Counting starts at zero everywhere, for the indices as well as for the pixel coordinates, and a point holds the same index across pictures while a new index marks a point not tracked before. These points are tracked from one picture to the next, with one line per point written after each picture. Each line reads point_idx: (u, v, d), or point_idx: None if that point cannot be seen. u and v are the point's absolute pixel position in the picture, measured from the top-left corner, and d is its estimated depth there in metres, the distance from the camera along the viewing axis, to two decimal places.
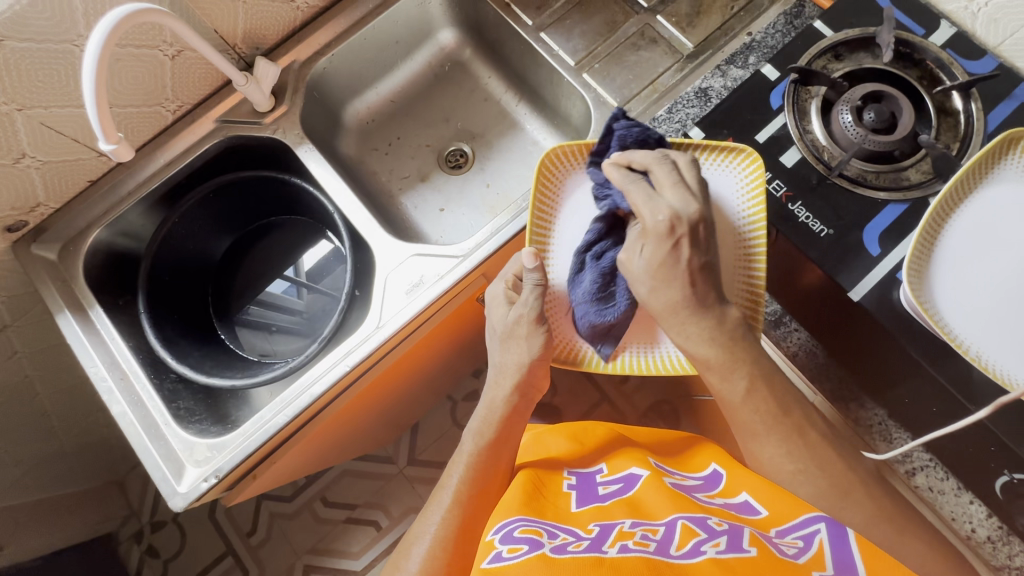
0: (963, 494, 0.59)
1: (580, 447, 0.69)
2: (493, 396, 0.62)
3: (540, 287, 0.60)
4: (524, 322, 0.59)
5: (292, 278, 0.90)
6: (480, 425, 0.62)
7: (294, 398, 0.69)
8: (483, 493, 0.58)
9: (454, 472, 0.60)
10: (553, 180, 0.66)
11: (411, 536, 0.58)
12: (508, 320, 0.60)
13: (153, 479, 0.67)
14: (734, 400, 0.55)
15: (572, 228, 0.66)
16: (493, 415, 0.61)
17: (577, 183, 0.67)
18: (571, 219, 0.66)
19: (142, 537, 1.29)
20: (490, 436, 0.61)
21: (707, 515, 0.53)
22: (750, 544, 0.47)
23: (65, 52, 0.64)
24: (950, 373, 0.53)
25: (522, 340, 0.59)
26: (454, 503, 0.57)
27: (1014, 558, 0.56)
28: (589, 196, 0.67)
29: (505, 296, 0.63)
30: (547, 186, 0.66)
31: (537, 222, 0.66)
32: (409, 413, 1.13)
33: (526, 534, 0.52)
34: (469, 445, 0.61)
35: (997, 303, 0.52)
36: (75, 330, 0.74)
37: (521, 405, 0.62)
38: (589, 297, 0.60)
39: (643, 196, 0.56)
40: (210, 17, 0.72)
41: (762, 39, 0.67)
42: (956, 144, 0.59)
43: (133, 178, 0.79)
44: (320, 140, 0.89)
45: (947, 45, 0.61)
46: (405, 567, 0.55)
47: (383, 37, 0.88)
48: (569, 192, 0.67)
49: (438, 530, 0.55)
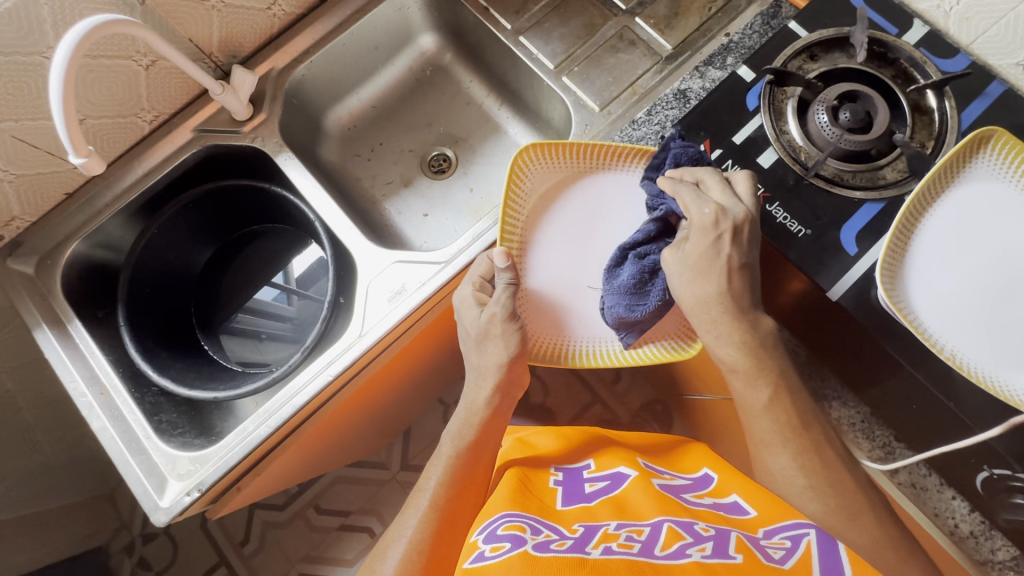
0: (945, 490, 0.58)
1: (567, 445, 0.69)
2: (474, 398, 0.61)
3: (511, 287, 0.60)
4: (497, 321, 0.59)
5: (282, 285, 0.89)
6: (458, 428, 0.61)
7: (277, 409, 0.68)
8: (462, 495, 0.57)
9: (432, 474, 0.59)
10: (520, 183, 0.66)
11: (387, 539, 0.57)
12: (481, 321, 0.59)
13: (135, 494, 0.66)
14: (755, 409, 0.54)
15: (540, 230, 0.67)
16: (474, 419, 0.61)
17: (542, 185, 0.68)
18: (541, 220, 0.67)
19: (133, 550, 1.27)
20: (468, 438, 0.60)
21: (694, 520, 0.53)
22: (736, 550, 0.47)
23: (34, 65, 0.64)
24: (930, 372, 0.53)
25: (498, 339, 0.59)
26: (431, 507, 0.56)
27: (997, 553, 0.56)
28: (559, 199, 0.68)
29: (474, 298, 0.62)
30: (516, 188, 0.66)
31: (508, 225, 0.66)
32: (402, 418, 1.14)
33: (509, 531, 0.51)
34: (449, 448, 0.61)
35: (968, 302, 0.53)
36: (53, 345, 0.73)
37: (503, 406, 0.62)
38: (623, 290, 0.60)
39: (691, 194, 0.55)
40: (184, 26, 0.71)
41: (740, 40, 0.67)
42: (931, 142, 0.59)
43: (110, 190, 0.79)
44: (301, 147, 0.89)
45: (920, 44, 0.62)
46: (381, 570, 0.54)
47: (363, 43, 0.88)
48: (535, 194, 0.68)
49: (414, 533, 0.55)
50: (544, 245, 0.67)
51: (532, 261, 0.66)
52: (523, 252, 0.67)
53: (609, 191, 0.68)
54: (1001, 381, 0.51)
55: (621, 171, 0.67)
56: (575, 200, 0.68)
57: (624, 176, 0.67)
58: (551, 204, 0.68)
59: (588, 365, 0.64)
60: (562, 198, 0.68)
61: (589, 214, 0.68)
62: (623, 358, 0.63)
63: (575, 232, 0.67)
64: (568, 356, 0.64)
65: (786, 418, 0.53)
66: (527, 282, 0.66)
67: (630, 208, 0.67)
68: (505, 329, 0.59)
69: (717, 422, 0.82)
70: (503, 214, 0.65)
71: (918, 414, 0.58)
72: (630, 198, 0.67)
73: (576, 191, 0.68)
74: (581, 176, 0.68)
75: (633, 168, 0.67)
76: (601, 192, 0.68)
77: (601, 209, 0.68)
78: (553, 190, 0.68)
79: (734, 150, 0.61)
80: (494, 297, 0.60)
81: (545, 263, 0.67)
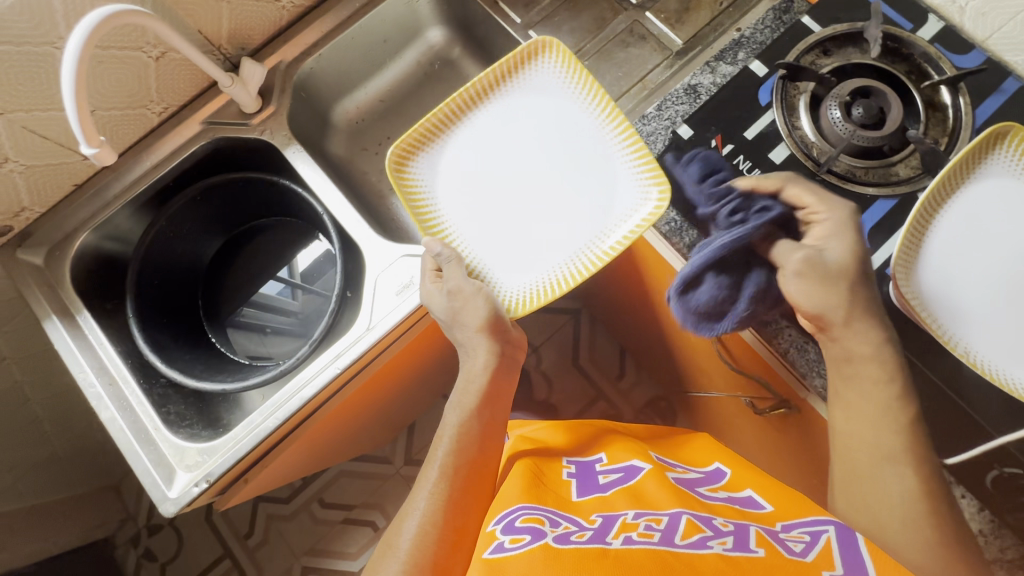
0: (954, 487, 0.53)
1: (577, 439, 0.69)
2: (471, 367, 0.61)
3: (456, 258, 0.61)
4: (460, 292, 0.60)
5: (286, 280, 0.89)
6: (459, 396, 0.61)
7: (285, 401, 0.68)
8: (470, 472, 0.57)
9: (439, 446, 0.59)
10: (405, 165, 0.66)
11: (400, 514, 0.57)
12: (447, 303, 0.60)
13: (143, 485, 0.67)
14: None
15: (454, 201, 0.66)
16: (472, 387, 0.61)
17: (428, 155, 0.67)
18: (447, 189, 0.66)
19: (139, 542, 1.28)
20: (469, 406, 0.60)
21: (712, 515, 0.53)
22: (757, 544, 0.47)
23: (45, 55, 0.64)
24: (942, 371, 0.54)
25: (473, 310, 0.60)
26: (441, 477, 0.56)
27: (1006, 552, 0.52)
28: (452, 156, 0.67)
29: (430, 288, 0.62)
30: (409, 184, 0.66)
31: (415, 207, 0.65)
32: (408, 413, 1.16)
33: (528, 523, 0.52)
34: (454, 418, 0.60)
35: (984, 298, 0.53)
36: (63, 336, 0.73)
37: (499, 377, 0.62)
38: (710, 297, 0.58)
39: (816, 198, 0.57)
40: (194, 18, 0.71)
41: (751, 35, 0.65)
42: (945, 138, 0.59)
43: (119, 181, 0.79)
44: (309, 141, 0.89)
45: (935, 40, 0.61)
46: (397, 544, 0.54)
47: (371, 36, 0.87)
48: (432, 174, 0.67)
49: (426, 506, 0.55)
50: (463, 206, 0.66)
51: (458, 227, 0.65)
52: (445, 222, 0.65)
53: (500, 124, 0.68)
54: (1010, 376, 0.52)
55: (494, 104, 0.68)
56: (472, 147, 0.67)
57: (503, 104, 0.68)
58: (446, 166, 0.67)
59: (565, 291, 0.61)
60: (459, 156, 0.67)
61: (488, 156, 0.67)
62: (604, 256, 0.62)
63: (485, 176, 0.66)
64: (546, 291, 0.62)
65: None
66: (471, 252, 0.64)
67: (526, 130, 0.67)
68: (467, 296, 0.60)
69: (724, 418, 0.82)
70: (410, 208, 0.64)
71: None
72: (517, 121, 0.67)
73: (465, 141, 0.68)
74: (465, 125, 0.68)
75: (504, 95, 0.68)
76: (492, 130, 0.67)
77: (499, 146, 0.67)
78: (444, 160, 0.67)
79: (746, 145, 0.61)
80: (445, 276, 0.61)
81: (472, 220, 0.65)
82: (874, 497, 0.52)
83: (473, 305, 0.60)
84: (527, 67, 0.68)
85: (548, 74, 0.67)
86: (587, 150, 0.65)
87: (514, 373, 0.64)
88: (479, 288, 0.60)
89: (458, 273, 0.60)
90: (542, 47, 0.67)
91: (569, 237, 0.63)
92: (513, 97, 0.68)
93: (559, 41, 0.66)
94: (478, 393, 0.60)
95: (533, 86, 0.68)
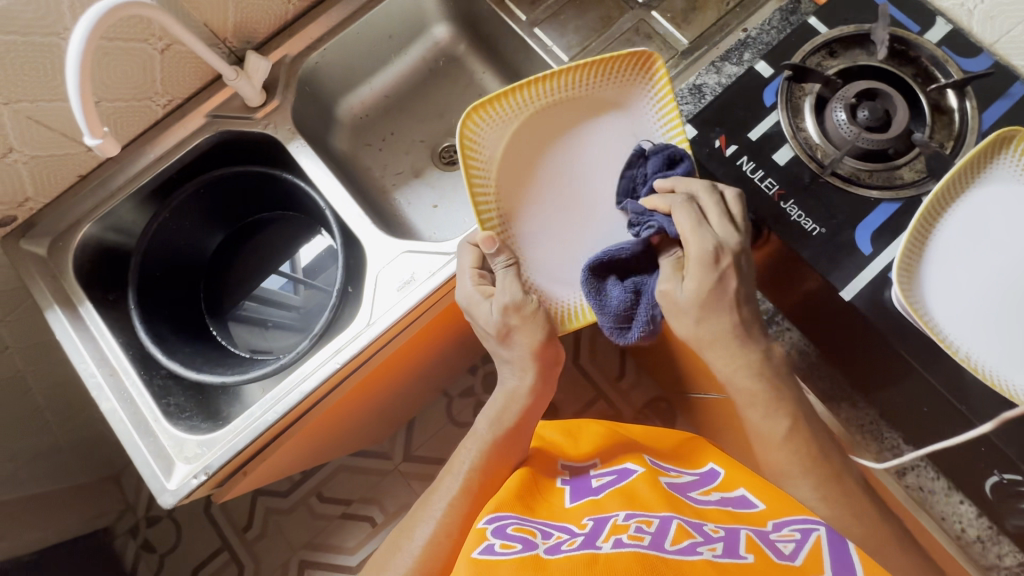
0: (953, 494, 0.57)
1: (576, 446, 0.69)
2: (515, 387, 0.62)
3: (511, 269, 0.61)
4: (511, 312, 0.59)
5: (288, 274, 0.89)
6: (497, 413, 0.62)
7: (284, 395, 0.69)
8: (489, 483, 0.59)
9: (466, 457, 0.61)
10: (476, 142, 0.64)
11: (414, 517, 0.60)
12: (496, 316, 0.59)
13: (142, 476, 0.67)
14: (771, 439, 0.56)
15: (512, 193, 0.66)
16: (514, 407, 0.61)
17: (494, 145, 0.65)
18: (509, 180, 0.66)
19: (138, 532, 1.28)
20: (507, 424, 0.61)
21: (702, 520, 0.53)
22: (747, 550, 0.47)
23: (50, 46, 0.64)
24: (941, 374, 0.53)
25: (525, 327, 0.59)
26: (463, 490, 0.59)
27: (1004, 558, 0.55)
28: (522, 148, 0.66)
29: (478, 293, 0.61)
30: (476, 161, 0.64)
31: (478, 195, 0.64)
32: (408, 408, 1.15)
33: (519, 532, 0.51)
34: (485, 430, 0.61)
35: (985, 305, 0.53)
36: (64, 326, 0.73)
37: (534, 407, 0.62)
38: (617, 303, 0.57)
39: (690, 220, 0.54)
40: (199, 11, 0.71)
41: (757, 35, 0.66)
42: (951, 142, 0.59)
43: (122, 173, 0.79)
44: (313, 136, 0.89)
45: (943, 43, 0.61)
46: (409, 545, 0.57)
47: (376, 31, 0.87)
48: (497, 156, 0.66)
49: (443, 515, 0.57)
50: (521, 207, 0.66)
51: (514, 228, 0.65)
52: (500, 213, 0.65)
53: (570, 125, 0.66)
54: (1008, 381, 0.51)
55: (575, 103, 0.66)
56: (538, 145, 0.66)
57: (579, 104, 0.66)
58: (510, 160, 0.66)
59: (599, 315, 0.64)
60: (524, 151, 0.66)
61: (552, 157, 0.67)
62: None
63: (546, 178, 0.66)
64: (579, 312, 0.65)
65: (804, 449, 0.54)
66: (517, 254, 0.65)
67: (594, 137, 0.66)
68: (525, 316, 0.59)
69: (722, 420, 0.82)
70: (472, 191, 0.63)
71: (928, 416, 0.56)
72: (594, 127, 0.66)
73: (533, 136, 0.66)
74: (536, 119, 0.66)
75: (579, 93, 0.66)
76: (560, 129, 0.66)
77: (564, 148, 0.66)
78: (512, 146, 0.66)
79: (750, 146, 0.61)
80: (499, 286, 0.60)
81: (527, 223, 0.65)
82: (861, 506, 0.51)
83: (531, 325, 0.59)
84: (613, 68, 0.64)
85: (640, 89, 0.65)
86: None
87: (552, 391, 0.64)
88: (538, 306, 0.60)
89: (513, 286, 0.59)
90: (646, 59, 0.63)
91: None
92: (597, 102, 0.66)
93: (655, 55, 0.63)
94: (522, 410, 0.61)
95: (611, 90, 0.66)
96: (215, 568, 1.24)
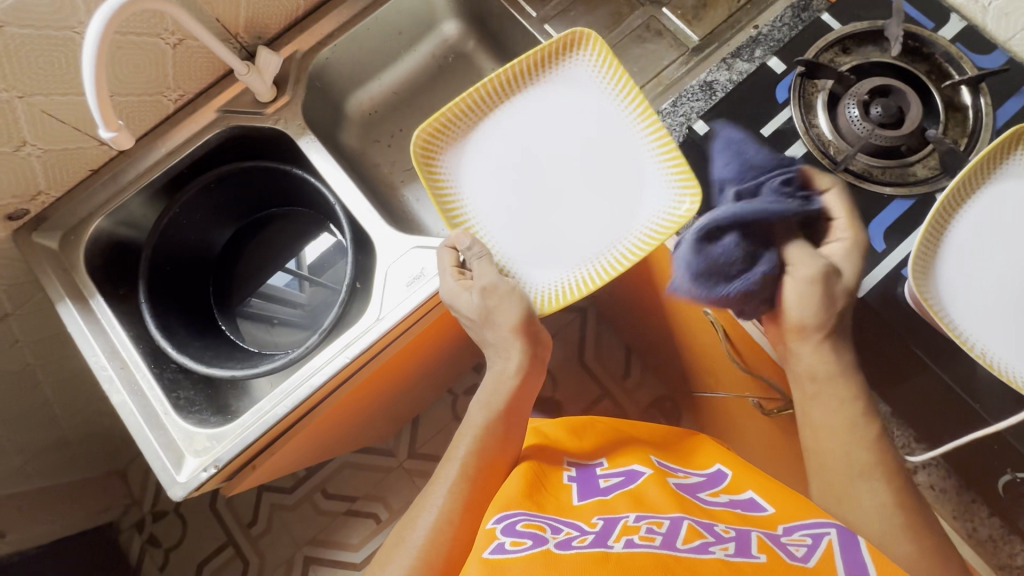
0: (964, 494, 0.55)
1: (583, 444, 0.68)
2: (504, 368, 0.64)
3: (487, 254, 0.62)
4: (490, 291, 0.60)
5: (295, 271, 0.89)
6: (487, 397, 0.63)
7: (293, 390, 0.69)
8: (489, 467, 0.60)
9: (460, 444, 0.61)
10: (432, 155, 0.66)
11: (417, 507, 0.59)
12: (477, 300, 0.60)
13: (153, 469, 0.67)
14: None
15: (479, 191, 0.66)
16: (503, 389, 0.63)
17: (452, 152, 0.67)
18: (473, 180, 0.66)
19: (143, 527, 1.29)
20: (497, 407, 0.62)
21: (713, 521, 0.53)
22: (759, 550, 0.47)
23: (65, 39, 0.64)
24: (955, 372, 0.54)
25: (504, 305, 0.61)
26: (460, 477, 0.59)
27: (1017, 557, 0.52)
28: (482, 147, 0.67)
29: (458, 285, 0.62)
30: (435, 172, 0.66)
31: (443, 204, 0.65)
32: (414, 405, 1.16)
33: (529, 528, 0.51)
34: (479, 418, 0.62)
35: (1002, 302, 0.53)
36: (76, 320, 0.73)
37: (529, 380, 0.64)
38: (733, 254, 0.56)
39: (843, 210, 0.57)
40: (212, 6, 0.71)
41: (769, 32, 0.64)
42: (964, 139, 0.58)
43: (133, 167, 0.79)
44: (322, 131, 0.89)
45: (956, 40, 0.61)
46: (410, 538, 0.56)
47: (386, 27, 0.87)
48: (457, 161, 0.67)
49: (444, 504, 0.57)
50: (491, 201, 0.66)
51: (487, 223, 0.65)
52: (468, 213, 0.65)
53: (524, 120, 0.67)
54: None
55: (526, 96, 0.67)
56: (496, 145, 0.67)
57: (528, 99, 0.67)
58: (472, 161, 0.67)
59: (595, 287, 0.61)
60: (485, 151, 0.67)
61: (516, 151, 0.67)
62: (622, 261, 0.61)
63: (510, 170, 0.66)
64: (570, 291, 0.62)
65: None
66: (495, 246, 0.64)
67: (554, 124, 0.67)
68: (501, 296, 0.60)
69: (730, 419, 0.82)
70: (436, 201, 0.64)
71: None
72: (551, 115, 0.67)
73: (494, 137, 0.67)
74: (488, 123, 0.67)
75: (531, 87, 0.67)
76: (522, 126, 0.67)
77: (529, 142, 0.67)
78: (470, 150, 0.67)
79: (762, 142, 0.61)
80: (476, 273, 0.61)
81: (499, 216, 0.65)
82: (874, 496, 0.52)
83: (508, 304, 0.61)
84: (559, 56, 0.67)
85: (585, 66, 0.67)
86: (621, 149, 0.65)
87: (540, 377, 0.67)
88: (512, 287, 0.61)
89: (490, 270, 0.61)
90: (581, 38, 0.66)
91: (602, 234, 0.63)
92: (547, 88, 0.67)
93: (587, 29, 0.65)
94: (510, 393, 0.63)
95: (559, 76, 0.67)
96: (221, 563, 1.25)
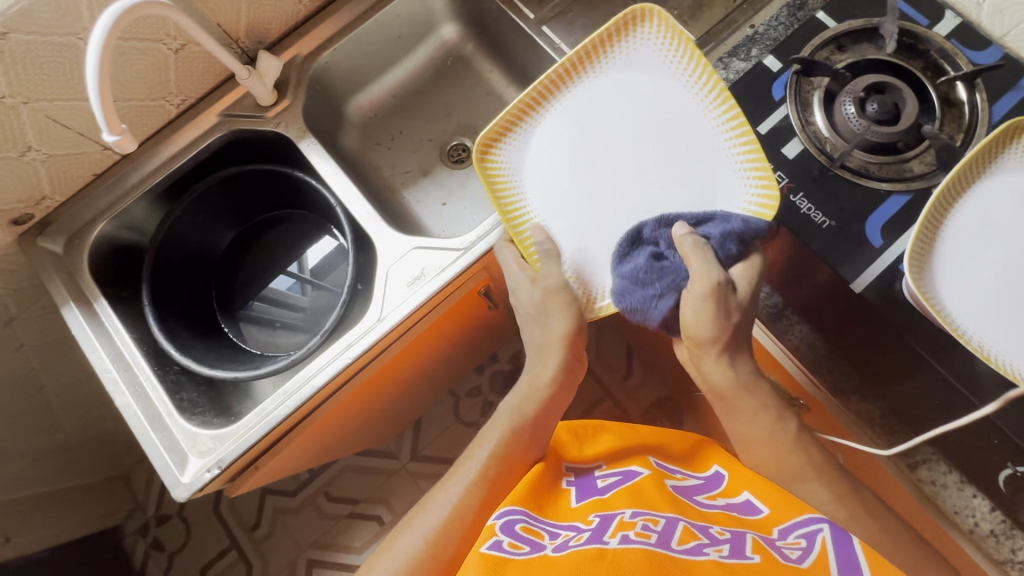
0: (965, 488, 0.55)
1: (587, 451, 0.69)
2: (537, 375, 0.64)
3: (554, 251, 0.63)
4: (554, 296, 0.63)
5: (296, 275, 0.90)
6: (518, 402, 0.63)
7: (296, 390, 0.69)
8: (506, 471, 0.59)
9: (485, 444, 0.61)
10: (492, 155, 0.67)
11: (428, 499, 0.59)
12: (536, 297, 0.63)
13: (156, 469, 0.68)
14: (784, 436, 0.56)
15: (541, 185, 0.66)
16: (536, 395, 0.63)
17: (520, 145, 0.67)
18: (536, 175, 0.67)
19: (147, 531, 1.29)
20: (530, 415, 0.62)
21: (708, 523, 0.53)
22: (753, 551, 0.47)
23: (69, 45, 0.65)
24: (955, 366, 0.54)
25: (558, 312, 0.62)
26: (481, 478, 0.58)
27: (1018, 553, 0.53)
28: (545, 141, 0.67)
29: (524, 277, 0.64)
30: (496, 171, 0.67)
31: (501, 202, 0.66)
32: (411, 411, 1.16)
33: (527, 532, 0.51)
34: (507, 420, 0.62)
35: (997, 298, 0.53)
36: (80, 323, 0.74)
37: (561, 394, 0.64)
38: (642, 268, 0.59)
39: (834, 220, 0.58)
40: (213, 11, 0.72)
41: (765, 31, 0.65)
42: (961, 134, 0.59)
43: (136, 172, 0.80)
44: (323, 134, 0.90)
45: (951, 36, 0.61)
46: (418, 525, 0.56)
47: (386, 31, 0.88)
48: (519, 157, 0.67)
49: (459, 500, 0.57)
50: (554, 194, 0.66)
51: (550, 217, 0.66)
52: (529, 209, 0.66)
53: (589, 108, 0.67)
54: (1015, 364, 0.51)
55: (590, 85, 0.67)
56: (561, 136, 0.67)
57: (593, 86, 0.67)
58: (539, 154, 0.67)
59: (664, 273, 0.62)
60: (548, 145, 0.67)
61: (585, 139, 0.67)
62: None
63: (574, 161, 0.66)
64: None
65: None
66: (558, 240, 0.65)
67: (621, 109, 0.66)
68: (560, 296, 0.63)
69: None
70: (494, 200, 0.65)
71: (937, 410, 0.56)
72: (616, 100, 0.66)
73: (558, 128, 0.67)
74: (552, 116, 0.67)
75: (600, 74, 0.67)
76: (586, 114, 0.67)
77: (595, 134, 0.66)
78: (533, 144, 0.67)
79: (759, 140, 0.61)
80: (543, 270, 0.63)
81: (561, 212, 0.66)
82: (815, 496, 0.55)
83: (563, 308, 0.62)
84: (623, 38, 0.66)
85: (651, 46, 0.65)
86: (692, 132, 0.64)
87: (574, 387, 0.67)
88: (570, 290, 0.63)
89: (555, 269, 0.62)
90: (647, 17, 0.64)
91: None
92: (611, 74, 0.67)
93: (651, 6, 0.63)
94: (542, 400, 0.63)
95: (629, 63, 0.66)
96: (224, 567, 1.25)
